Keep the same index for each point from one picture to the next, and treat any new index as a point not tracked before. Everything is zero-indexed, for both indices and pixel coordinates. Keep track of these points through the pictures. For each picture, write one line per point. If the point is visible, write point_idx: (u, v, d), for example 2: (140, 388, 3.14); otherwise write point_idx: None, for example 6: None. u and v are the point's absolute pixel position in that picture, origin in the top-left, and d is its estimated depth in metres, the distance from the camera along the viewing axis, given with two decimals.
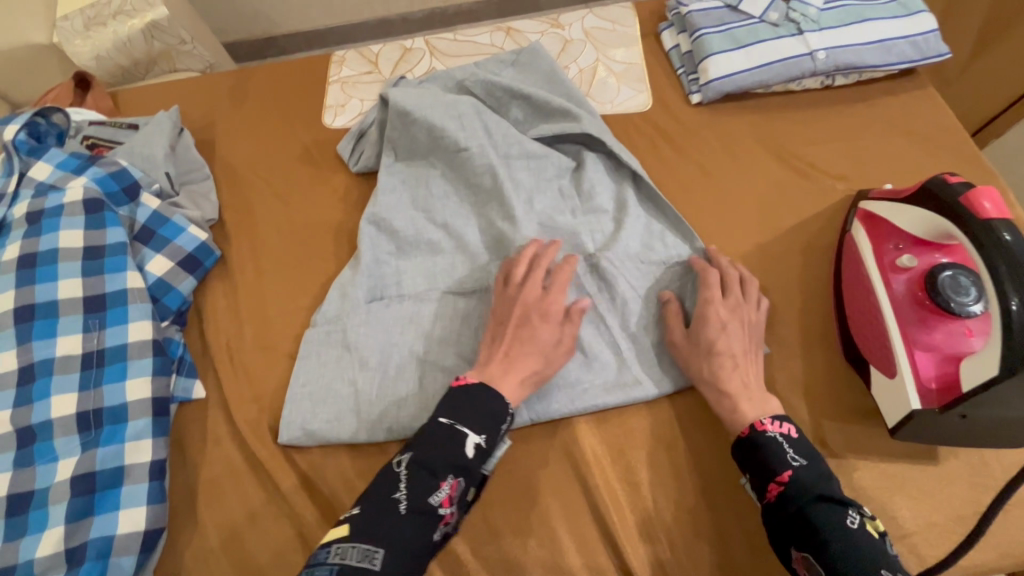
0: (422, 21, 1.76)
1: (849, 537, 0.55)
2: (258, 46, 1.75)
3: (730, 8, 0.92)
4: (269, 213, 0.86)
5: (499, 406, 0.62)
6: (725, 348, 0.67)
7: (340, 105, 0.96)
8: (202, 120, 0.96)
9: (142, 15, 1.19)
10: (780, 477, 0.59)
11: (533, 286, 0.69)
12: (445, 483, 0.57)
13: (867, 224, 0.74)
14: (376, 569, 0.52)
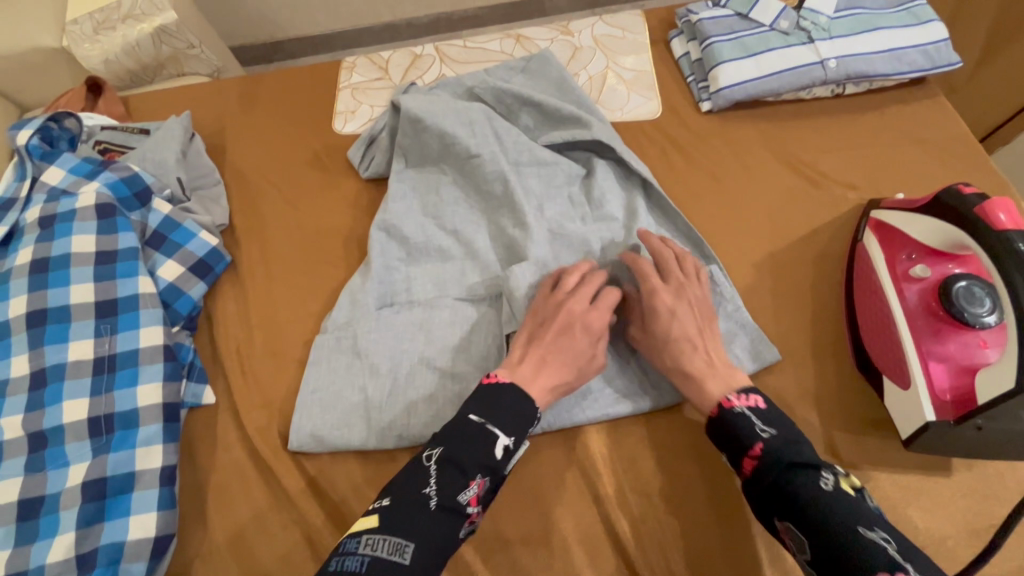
0: (428, 26, 1.77)
1: (828, 501, 0.52)
2: (265, 50, 1.76)
3: (740, 16, 0.93)
4: (280, 219, 0.86)
5: (529, 409, 0.61)
6: (678, 334, 0.66)
7: (350, 111, 0.96)
8: (213, 125, 0.96)
9: (149, 19, 1.20)
10: (752, 451, 0.57)
11: (579, 299, 0.67)
12: (474, 482, 0.57)
13: (879, 233, 0.74)
14: (406, 563, 0.51)
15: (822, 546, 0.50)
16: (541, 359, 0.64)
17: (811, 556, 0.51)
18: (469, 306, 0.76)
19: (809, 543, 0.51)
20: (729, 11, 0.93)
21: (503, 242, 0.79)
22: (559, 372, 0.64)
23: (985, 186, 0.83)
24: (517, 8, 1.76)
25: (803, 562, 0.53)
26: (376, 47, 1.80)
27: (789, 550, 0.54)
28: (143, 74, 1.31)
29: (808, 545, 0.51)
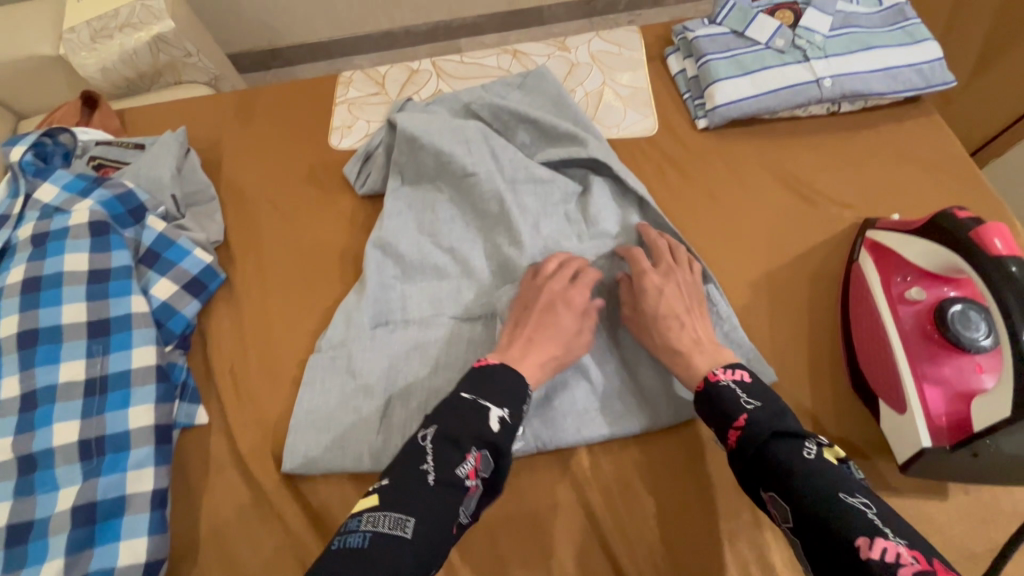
0: (426, 34, 1.77)
1: (811, 469, 0.52)
2: (263, 57, 1.76)
3: (736, 34, 0.93)
4: (275, 235, 0.86)
5: (521, 386, 0.62)
6: (667, 311, 0.69)
7: (346, 126, 0.96)
8: (208, 139, 0.95)
9: (147, 27, 1.22)
10: (736, 422, 0.58)
11: (560, 279, 0.71)
12: (470, 455, 0.56)
13: (874, 253, 0.74)
14: (408, 537, 0.51)
15: (804, 512, 0.50)
16: (529, 337, 0.67)
17: (794, 523, 0.51)
18: (465, 325, 0.76)
19: (791, 510, 0.51)
20: (725, 28, 0.94)
21: (498, 261, 0.79)
22: (548, 348, 0.66)
23: (979, 205, 0.83)
24: (515, 17, 1.76)
25: (788, 532, 0.52)
26: (375, 55, 1.80)
27: (776, 521, 0.54)
28: (140, 81, 1.32)
29: (791, 512, 0.51)
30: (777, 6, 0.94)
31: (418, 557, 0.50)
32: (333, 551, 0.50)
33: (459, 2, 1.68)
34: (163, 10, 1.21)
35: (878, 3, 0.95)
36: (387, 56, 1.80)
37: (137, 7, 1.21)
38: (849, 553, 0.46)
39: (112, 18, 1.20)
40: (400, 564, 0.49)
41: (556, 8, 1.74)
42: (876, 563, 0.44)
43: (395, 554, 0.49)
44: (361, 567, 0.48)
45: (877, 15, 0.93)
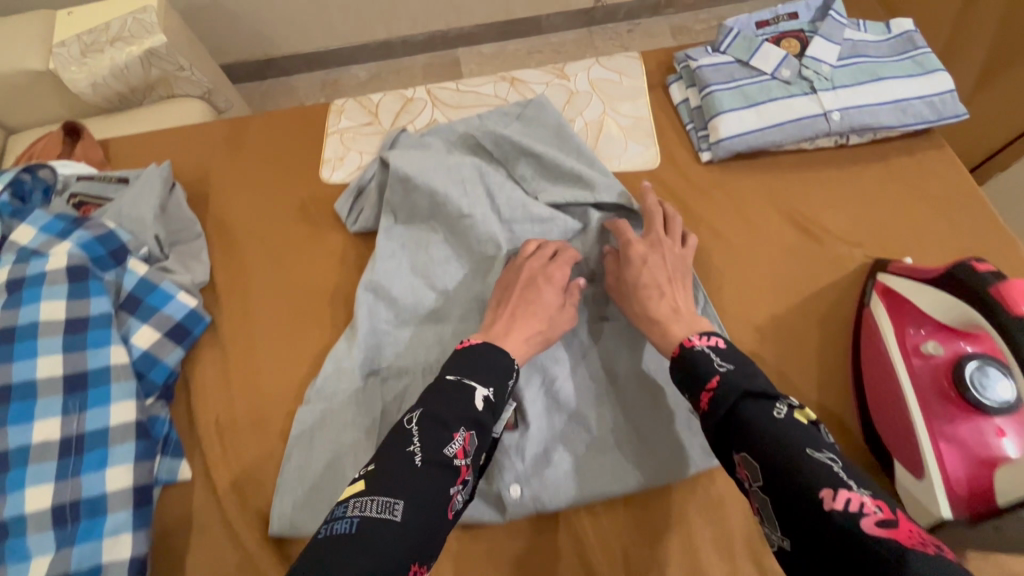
0: (423, 44, 1.74)
1: (780, 426, 0.51)
2: (259, 67, 1.73)
3: (740, 63, 0.90)
4: (263, 275, 0.83)
5: (504, 361, 0.63)
6: (650, 281, 0.71)
7: (338, 158, 0.93)
8: (194, 172, 0.92)
9: (139, 41, 1.21)
10: (709, 384, 0.57)
11: (538, 257, 0.74)
12: (458, 435, 0.57)
13: (887, 300, 0.71)
14: (397, 520, 0.50)
15: (772, 469, 0.49)
16: (512, 313, 0.69)
17: (763, 481, 0.49)
18: None
19: (761, 467, 0.50)
20: (729, 57, 0.91)
21: None
22: (530, 322, 0.69)
23: (993, 244, 0.80)
24: (514, 26, 1.73)
25: (757, 493, 0.50)
26: (372, 64, 1.77)
27: (744, 484, 0.52)
28: (132, 96, 1.30)
29: (761, 471, 0.50)
30: (783, 35, 0.92)
31: (411, 539, 0.50)
32: (321, 540, 0.49)
33: (456, 11, 1.65)
34: (155, 24, 1.21)
35: (886, 30, 0.92)
36: (384, 65, 1.77)
37: (130, 21, 1.21)
38: (813, 506, 0.45)
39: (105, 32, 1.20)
40: (394, 544, 0.49)
41: (555, 17, 1.71)
42: (839, 515, 0.44)
43: (383, 539, 0.49)
44: (354, 552, 0.47)
45: (885, 44, 0.90)
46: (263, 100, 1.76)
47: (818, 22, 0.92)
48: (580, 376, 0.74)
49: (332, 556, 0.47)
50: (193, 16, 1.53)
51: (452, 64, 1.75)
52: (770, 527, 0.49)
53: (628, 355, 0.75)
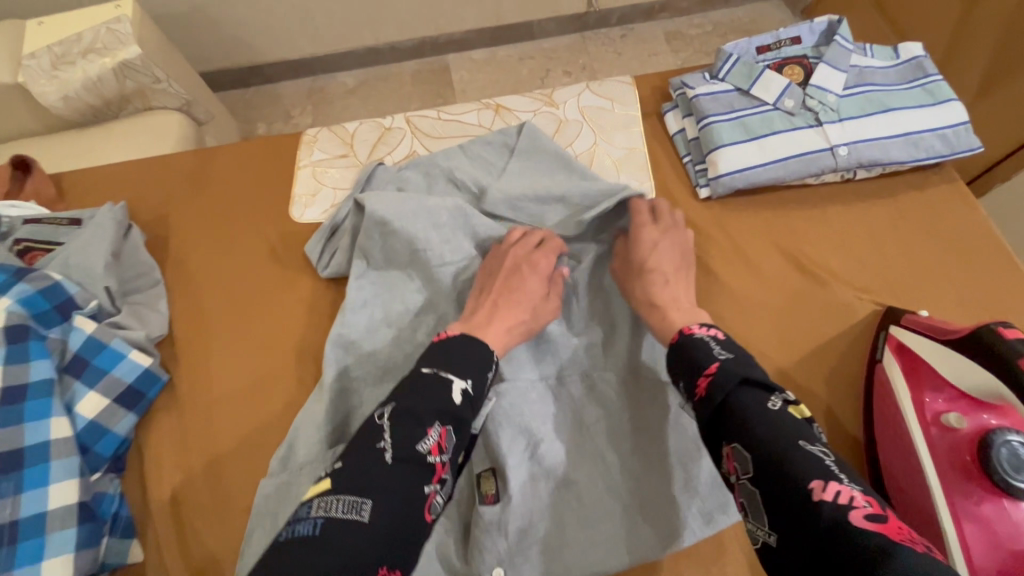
0: (413, 50, 1.67)
1: (770, 418, 0.51)
2: (243, 74, 1.65)
3: (740, 92, 0.84)
4: (226, 327, 0.77)
5: (484, 356, 0.61)
6: (655, 267, 0.71)
7: (309, 195, 0.86)
8: (154, 212, 0.86)
9: (114, 52, 1.15)
10: (707, 369, 0.55)
11: (524, 244, 0.74)
12: (433, 431, 0.54)
13: (902, 359, 0.66)
14: (364, 520, 0.48)
15: (764, 461, 0.48)
16: (494, 299, 0.68)
17: (753, 473, 0.49)
18: None
19: (752, 459, 0.49)
20: (728, 85, 0.85)
21: None
22: (514, 309, 0.68)
23: (1012, 289, 0.75)
24: (504, 32, 1.66)
25: (745, 486, 0.50)
26: (361, 71, 1.70)
27: (731, 477, 0.51)
28: (107, 109, 1.24)
29: (752, 462, 0.49)
30: (786, 61, 0.87)
31: (378, 544, 0.48)
32: (283, 543, 0.47)
33: (446, 17, 1.58)
34: (130, 35, 1.14)
35: (894, 55, 0.86)
36: (373, 72, 1.69)
37: (103, 31, 1.13)
38: (805, 501, 0.45)
39: (76, 42, 1.13)
40: (361, 545, 0.47)
41: (546, 22, 1.64)
42: (828, 506, 0.43)
43: (350, 539, 0.47)
44: (317, 556, 0.45)
45: (894, 70, 0.85)
46: (247, 110, 1.68)
47: (823, 47, 0.87)
48: (569, 436, 0.70)
49: (293, 561, 0.45)
50: (170, 25, 1.46)
51: (442, 71, 1.68)
52: (754, 522, 0.49)
53: (621, 410, 0.70)
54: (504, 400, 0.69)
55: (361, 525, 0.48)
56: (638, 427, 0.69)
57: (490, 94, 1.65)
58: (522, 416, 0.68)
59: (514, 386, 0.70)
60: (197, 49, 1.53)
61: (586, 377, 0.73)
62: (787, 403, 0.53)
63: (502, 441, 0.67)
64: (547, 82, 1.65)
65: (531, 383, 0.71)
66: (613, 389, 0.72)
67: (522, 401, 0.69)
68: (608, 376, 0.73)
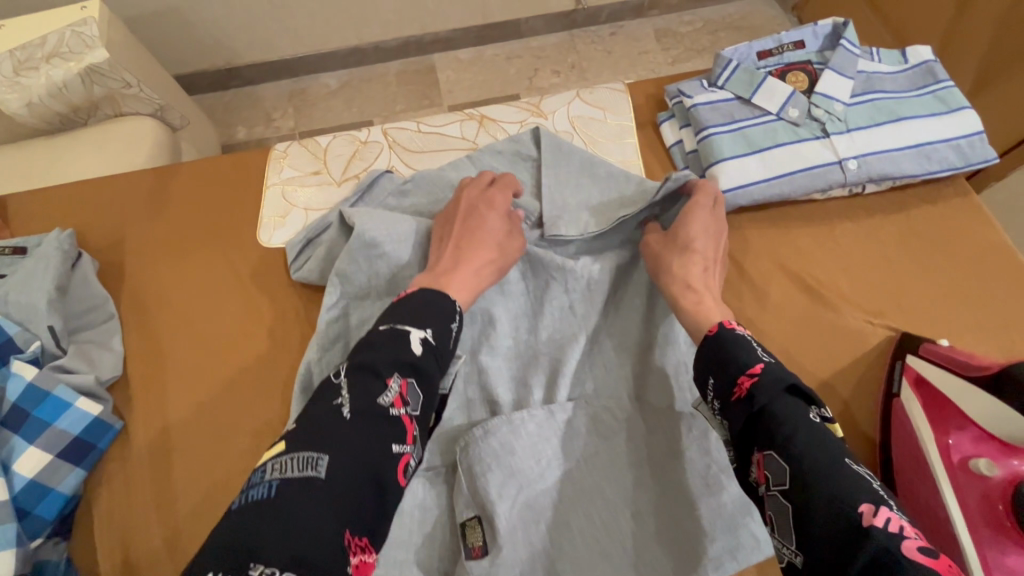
0: (397, 50, 1.59)
1: (813, 430, 0.46)
2: (219, 77, 1.56)
3: (741, 101, 0.79)
4: (184, 366, 0.70)
5: (445, 303, 0.58)
6: (699, 248, 0.66)
7: (279, 216, 0.80)
8: (109, 237, 0.79)
9: (79, 57, 1.07)
10: (752, 369, 0.51)
11: (474, 185, 0.71)
12: (393, 382, 0.50)
13: (922, 394, 0.61)
14: (320, 476, 0.43)
15: (809, 473, 0.44)
16: (459, 246, 0.65)
17: (790, 486, 0.45)
18: (416, 481, 0.63)
19: (790, 470, 0.45)
20: (728, 93, 0.80)
21: (464, 391, 0.67)
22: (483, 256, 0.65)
23: None
24: (491, 30, 1.59)
25: (775, 498, 0.46)
26: (343, 72, 1.62)
27: (761, 488, 0.48)
28: (75, 115, 1.15)
29: (789, 474, 0.45)
30: (789, 67, 0.82)
31: (337, 505, 0.43)
32: (233, 509, 0.42)
33: (430, 15, 1.51)
34: (97, 37, 1.06)
35: (902, 60, 0.81)
36: (357, 72, 1.61)
37: (66, 34, 1.05)
38: (852, 525, 0.40)
39: (37, 47, 1.05)
40: (317, 501, 0.42)
41: (534, 20, 1.58)
42: (880, 532, 0.39)
43: (310, 497, 0.42)
44: (268, 515, 0.41)
45: (902, 75, 0.80)
46: (226, 113, 1.59)
47: (828, 52, 0.82)
48: (567, 473, 0.63)
49: (243, 525, 0.40)
50: (139, 26, 1.38)
51: (428, 71, 1.61)
52: (785, 541, 0.45)
53: (626, 441, 0.64)
54: (493, 439, 0.62)
55: (316, 480, 0.43)
56: (644, 460, 0.64)
57: (477, 95, 1.59)
58: (513, 456, 0.62)
59: (507, 421, 0.63)
60: (170, 49, 1.45)
61: (590, 406, 0.66)
62: (823, 419, 0.49)
63: (491, 484, 0.60)
64: (535, 82, 1.59)
65: (527, 415, 0.64)
66: (618, 419, 0.65)
67: (514, 437, 0.63)
68: (612, 404, 0.66)
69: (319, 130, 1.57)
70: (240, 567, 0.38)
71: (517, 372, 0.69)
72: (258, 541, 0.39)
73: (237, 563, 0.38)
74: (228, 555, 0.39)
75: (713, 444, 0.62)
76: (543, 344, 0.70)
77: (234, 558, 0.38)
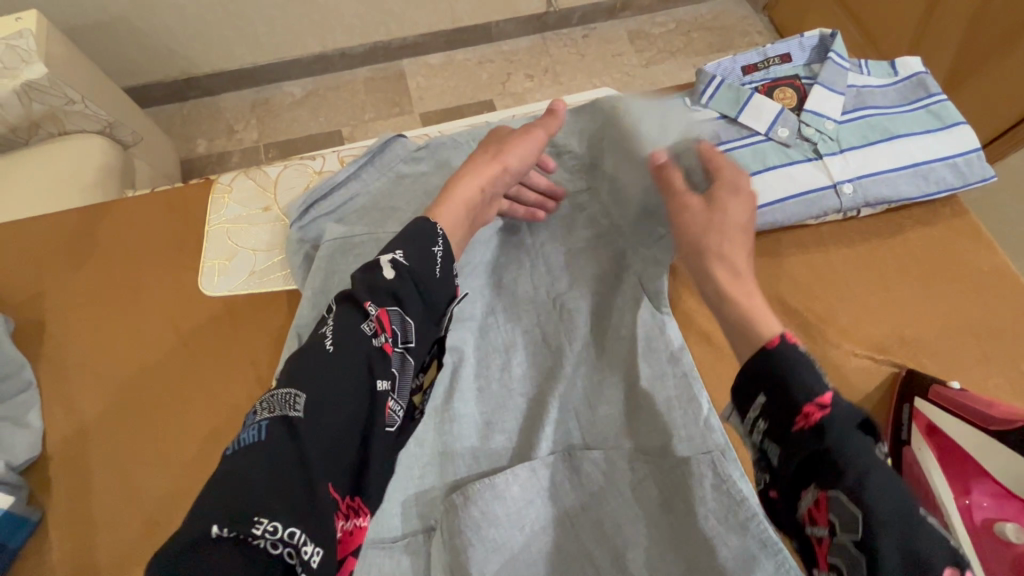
0: (364, 56, 1.50)
1: (886, 471, 0.39)
2: (175, 89, 1.45)
3: (727, 120, 0.74)
4: (111, 435, 0.62)
5: (417, 229, 0.54)
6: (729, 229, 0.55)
7: (224, 259, 0.71)
8: (29, 290, 0.70)
9: (13, 73, 0.97)
10: (822, 399, 0.41)
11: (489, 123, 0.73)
12: (370, 311, 0.49)
13: (933, 444, 0.56)
14: (299, 413, 0.42)
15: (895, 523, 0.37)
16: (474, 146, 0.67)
17: (862, 536, 0.37)
18: (385, 555, 0.56)
19: (863, 520, 0.37)
20: (712, 112, 0.75)
21: (434, 445, 0.60)
22: (535, 134, 0.66)
23: None
24: (462, 34, 1.52)
25: (844, 547, 0.38)
26: (308, 80, 1.52)
27: (820, 532, 0.40)
28: (12, 136, 1.03)
29: (863, 523, 0.37)
30: (775, 83, 0.77)
31: (321, 451, 0.42)
32: (225, 457, 0.41)
33: (397, 20, 1.43)
34: (34, 51, 0.97)
35: (891, 72, 0.76)
36: (323, 81, 1.52)
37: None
38: None
39: None
40: (301, 448, 0.41)
41: (505, 23, 1.51)
42: None
43: (297, 437, 0.41)
44: (259, 464, 0.40)
45: (892, 89, 0.75)
46: (184, 126, 1.48)
47: (816, 65, 0.77)
48: (556, 537, 0.55)
49: (235, 472, 0.40)
50: (85, 37, 1.27)
51: (397, 78, 1.53)
52: None
53: (616, 496, 0.56)
54: (474, 508, 0.54)
55: (297, 421, 0.42)
56: (637, 517, 0.55)
57: (448, 102, 1.51)
58: (496, 526, 0.54)
59: (488, 484, 0.55)
60: (120, 60, 1.34)
61: (570, 454, 0.59)
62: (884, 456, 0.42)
63: (474, 561, 0.52)
64: (509, 87, 1.51)
65: (511, 475, 0.56)
66: (602, 473, 0.57)
67: (497, 503, 0.54)
68: (596, 455, 0.58)
69: (282, 142, 1.47)
70: (240, 523, 0.37)
71: (496, 416, 0.61)
72: (248, 494, 0.38)
73: (235, 517, 0.37)
74: (227, 509, 0.37)
75: (710, 492, 0.54)
76: (516, 382, 0.63)
77: (233, 511, 0.37)
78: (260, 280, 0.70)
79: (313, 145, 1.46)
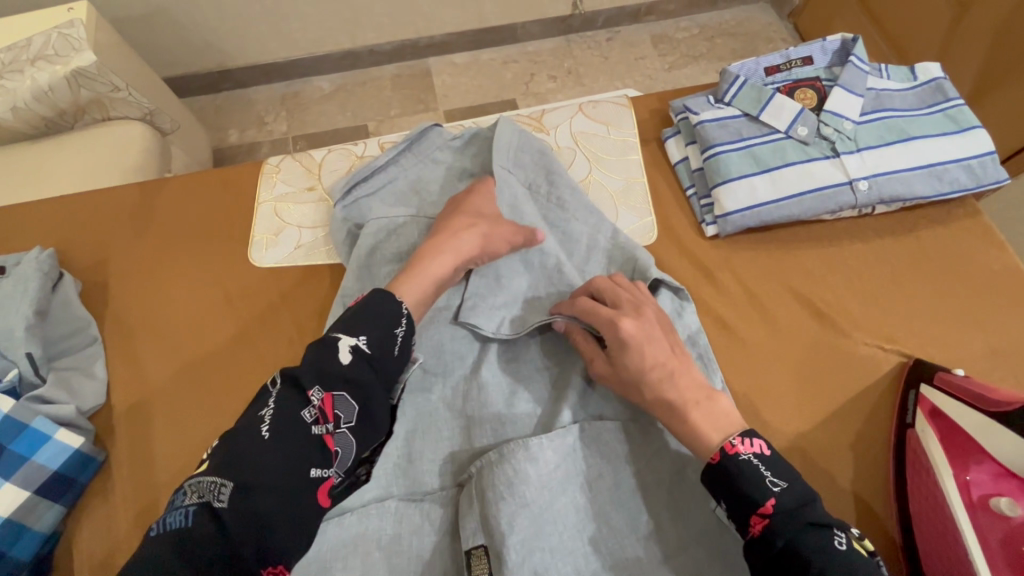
0: (392, 54, 1.56)
1: (843, 564, 0.46)
2: (211, 80, 1.52)
3: (748, 117, 0.78)
4: (169, 388, 0.67)
5: (379, 311, 0.56)
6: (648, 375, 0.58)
7: (271, 235, 0.77)
8: (94, 255, 0.76)
9: (65, 60, 1.03)
10: (763, 508, 0.50)
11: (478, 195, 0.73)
12: (314, 397, 0.51)
13: (936, 425, 0.60)
14: (223, 504, 0.46)
15: None
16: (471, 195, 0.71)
17: None
18: (417, 506, 0.61)
19: None
20: (735, 110, 0.78)
21: (462, 411, 0.65)
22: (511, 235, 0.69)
23: None
24: (487, 34, 1.56)
25: None
26: (338, 75, 1.58)
27: None
28: (60, 120, 1.09)
29: None
30: (796, 84, 0.81)
31: (244, 537, 0.45)
32: (149, 537, 0.46)
33: (426, 19, 1.48)
34: (84, 40, 1.03)
35: (911, 76, 0.79)
36: (351, 76, 1.58)
37: (53, 35, 1.03)
38: None
39: (24, 51, 1.02)
40: (223, 537, 0.45)
41: (530, 25, 1.56)
42: None
43: (216, 529, 0.45)
44: (172, 552, 0.44)
45: (912, 92, 0.78)
46: (218, 116, 1.55)
47: (837, 68, 0.81)
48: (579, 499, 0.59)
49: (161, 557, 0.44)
50: (130, 28, 1.35)
51: (423, 76, 1.58)
52: None
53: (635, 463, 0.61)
54: (506, 466, 0.58)
55: (219, 511, 0.46)
56: (652, 481, 0.60)
57: (473, 100, 1.55)
58: (526, 485, 0.57)
59: (521, 445, 0.59)
60: (161, 51, 1.41)
61: (589, 426, 0.62)
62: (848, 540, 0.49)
63: (502, 513, 0.55)
64: (531, 87, 1.56)
65: (542, 440, 0.60)
66: (620, 441, 0.62)
67: (529, 463, 0.58)
68: (614, 425, 0.62)
69: (311, 134, 1.53)
70: None
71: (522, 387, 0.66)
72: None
73: None
74: None
75: None
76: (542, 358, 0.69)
77: None
78: (304, 255, 0.75)
79: (341, 138, 1.52)
